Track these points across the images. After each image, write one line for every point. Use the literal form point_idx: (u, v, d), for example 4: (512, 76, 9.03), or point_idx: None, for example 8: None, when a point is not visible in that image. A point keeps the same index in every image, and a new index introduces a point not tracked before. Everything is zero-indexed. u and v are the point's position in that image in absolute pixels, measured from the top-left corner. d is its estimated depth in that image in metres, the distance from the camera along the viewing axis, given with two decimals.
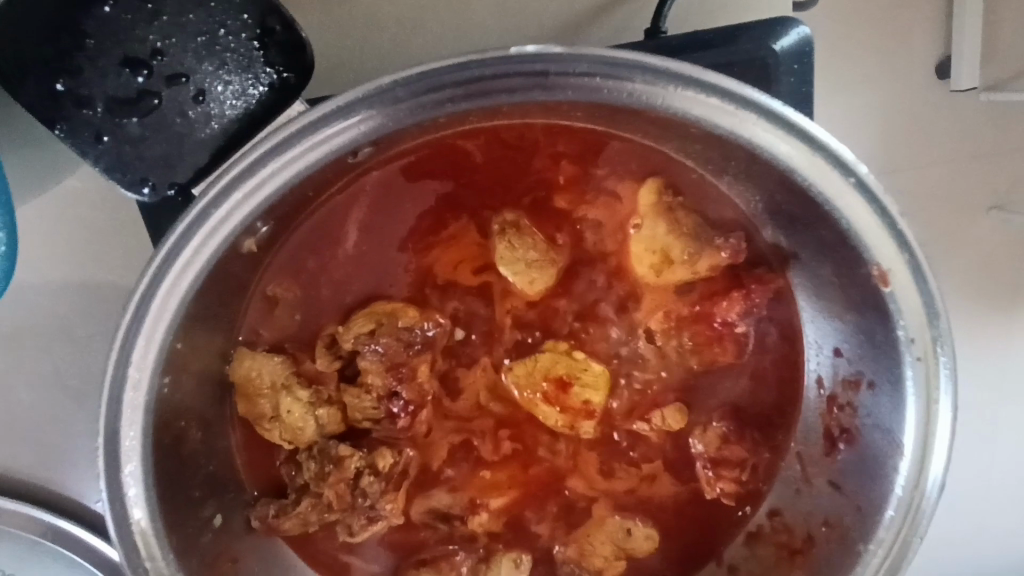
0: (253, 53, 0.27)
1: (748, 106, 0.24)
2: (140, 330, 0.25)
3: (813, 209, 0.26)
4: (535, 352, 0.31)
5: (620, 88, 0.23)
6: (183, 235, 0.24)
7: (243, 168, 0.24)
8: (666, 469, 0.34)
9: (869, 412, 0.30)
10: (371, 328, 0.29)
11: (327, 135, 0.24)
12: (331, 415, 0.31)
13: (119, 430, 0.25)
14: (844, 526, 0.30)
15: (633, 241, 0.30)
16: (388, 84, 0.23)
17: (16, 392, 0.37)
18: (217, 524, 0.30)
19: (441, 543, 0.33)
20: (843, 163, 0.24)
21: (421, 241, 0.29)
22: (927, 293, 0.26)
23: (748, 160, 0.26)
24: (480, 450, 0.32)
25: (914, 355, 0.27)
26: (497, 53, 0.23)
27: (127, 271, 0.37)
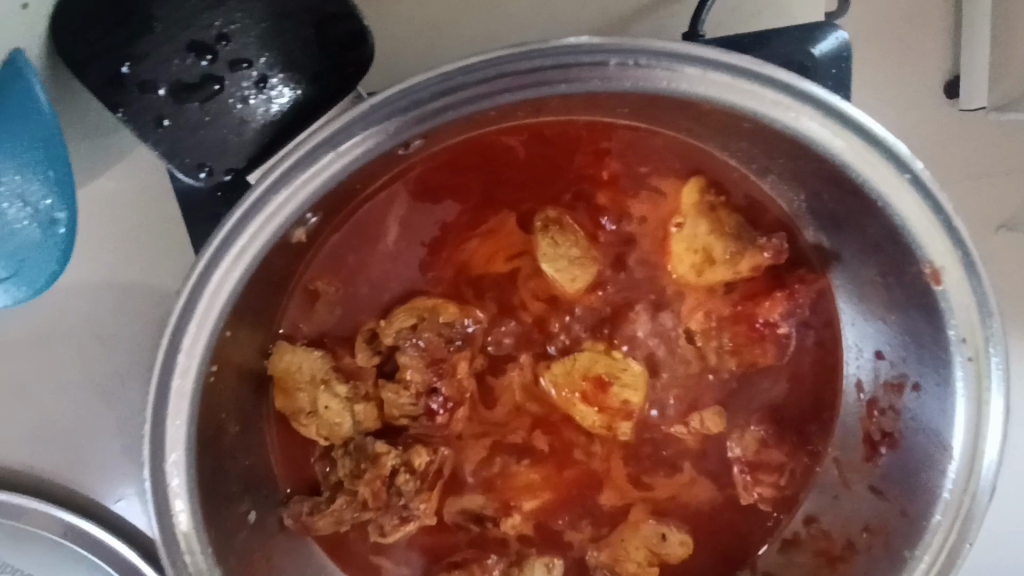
0: (313, 41, 0.28)
1: (805, 99, 0.24)
2: (192, 316, 0.25)
3: (863, 205, 0.27)
4: (574, 352, 0.31)
5: (677, 81, 0.24)
6: (239, 222, 0.24)
7: (302, 155, 0.24)
8: (700, 473, 0.33)
9: (914, 414, 0.30)
10: (413, 323, 0.30)
11: (384, 124, 0.24)
12: (368, 411, 0.30)
13: (165, 417, 0.25)
14: (889, 533, 0.30)
15: (675, 240, 0.30)
16: (447, 73, 0.23)
17: (49, 392, 0.37)
18: (251, 521, 0.30)
19: (472, 545, 0.33)
20: (898, 158, 0.24)
21: (460, 237, 0.29)
22: (979, 292, 0.26)
23: (800, 153, 0.26)
24: (516, 450, 0.32)
25: (965, 355, 0.27)
26: (557, 44, 0.23)
27: (161, 271, 0.37)
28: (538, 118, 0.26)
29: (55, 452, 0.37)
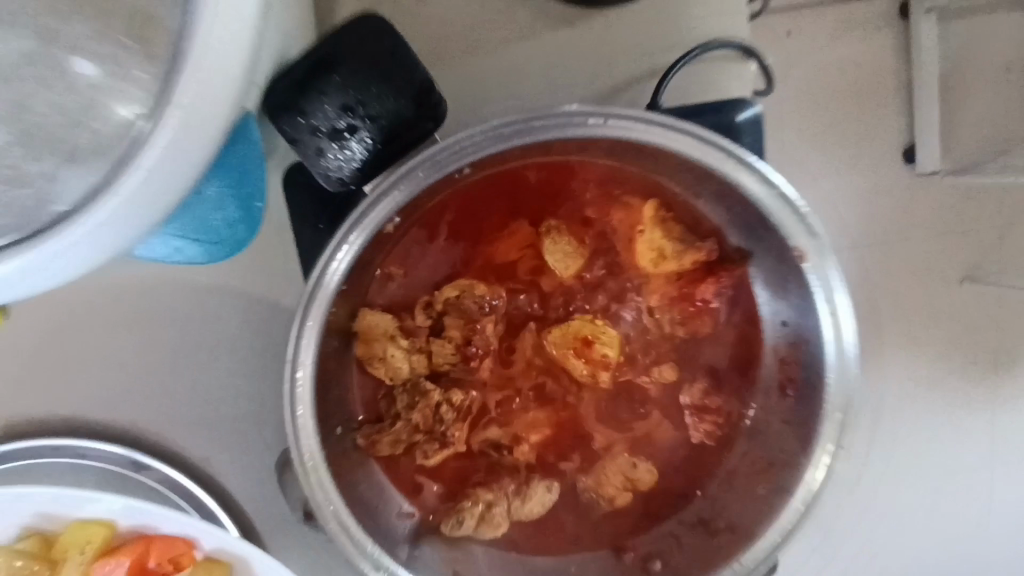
0: (385, 85, 0.31)
1: (733, 156, 0.31)
2: (327, 270, 0.31)
3: (767, 230, 0.33)
4: (567, 318, 0.35)
5: (630, 135, 0.30)
6: (345, 233, 0.31)
7: (391, 182, 0.31)
8: (664, 418, 0.37)
9: (804, 389, 0.34)
10: (457, 293, 0.34)
11: (424, 157, 0.30)
12: (421, 360, 0.35)
13: (298, 345, 0.31)
14: (771, 484, 0.35)
15: (638, 241, 0.35)
16: (477, 130, 0.30)
17: (112, 363, 0.40)
18: (338, 433, 0.35)
19: (485, 473, 0.37)
20: (791, 203, 0.31)
21: (485, 233, 0.35)
22: (836, 304, 0.32)
23: (722, 191, 0.32)
24: (525, 394, 0.36)
25: (830, 345, 0.32)
26: (562, 111, 0.30)
27: (204, 265, 0.39)
28: (533, 155, 0.33)
29: (127, 421, 0.41)
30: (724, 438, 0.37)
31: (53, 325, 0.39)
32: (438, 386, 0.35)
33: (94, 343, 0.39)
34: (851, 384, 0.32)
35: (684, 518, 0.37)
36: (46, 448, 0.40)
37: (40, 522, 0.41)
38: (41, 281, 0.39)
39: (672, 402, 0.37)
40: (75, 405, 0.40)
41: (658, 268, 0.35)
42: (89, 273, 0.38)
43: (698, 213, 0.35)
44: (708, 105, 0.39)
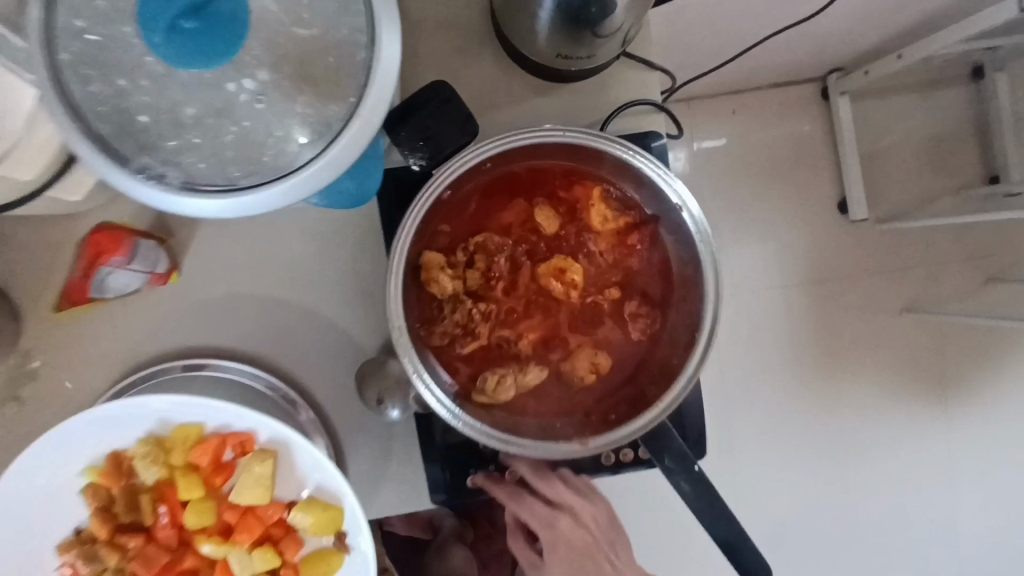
0: (447, 103, 0.53)
1: (641, 156, 0.52)
2: (409, 222, 0.52)
3: (663, 199, 0.55)
4: (549, 257, 0.57)
5: (582, 142, 0.52)
6: (422, 204, 0.52)
7: (446, 169, 0.52)
8: (614, 323, 0.58)
9: (696, 297, 0.55)
10: (482, 240, 0.56)
11: (463, 156, 0.52)
12: (459, 282, 0.55)
13: (391, 268, 0.52)
14: (683, 358, 0.55)
15: (592, 206, 0.56)
16: (490, 142, 0.52)
17: (256, 307, 0.64)
18: (411, 329, 0.54)
19: (500, 359, 0.57)
20: (676, 182, 0.53)
21: (497, 204, 0.56)
22: (709, 241, 0.53)
23: (637, 176, 0.54)
24: (524, 307, 0.57)
25: (709, 266, 0.54)
26: (537, 130, 0.51)
27: (328, 243, 0.64)
28: (524, 157, 0.55)
29: (264, 345, 0.65)
30: (655, 332, 0.57)
31: (220, 284, 0.64)
32: (469, 299, 0.56)
33: (249, 293, 0.64)
34: (721, 280, 0.53)
35: (634, 386, 0.57)
36: (196, 365, 0.63)
37: (155, 429, 0.56)
38: (219, 253, 0.63)
39: (621, 310, 0.58)
40: (232, 335, 0.64)
41: (604, 226, 0.56)
42: (251, 247, 0.63)
43: (628, 186, 0.56)
44: (633, 138, 0.64)
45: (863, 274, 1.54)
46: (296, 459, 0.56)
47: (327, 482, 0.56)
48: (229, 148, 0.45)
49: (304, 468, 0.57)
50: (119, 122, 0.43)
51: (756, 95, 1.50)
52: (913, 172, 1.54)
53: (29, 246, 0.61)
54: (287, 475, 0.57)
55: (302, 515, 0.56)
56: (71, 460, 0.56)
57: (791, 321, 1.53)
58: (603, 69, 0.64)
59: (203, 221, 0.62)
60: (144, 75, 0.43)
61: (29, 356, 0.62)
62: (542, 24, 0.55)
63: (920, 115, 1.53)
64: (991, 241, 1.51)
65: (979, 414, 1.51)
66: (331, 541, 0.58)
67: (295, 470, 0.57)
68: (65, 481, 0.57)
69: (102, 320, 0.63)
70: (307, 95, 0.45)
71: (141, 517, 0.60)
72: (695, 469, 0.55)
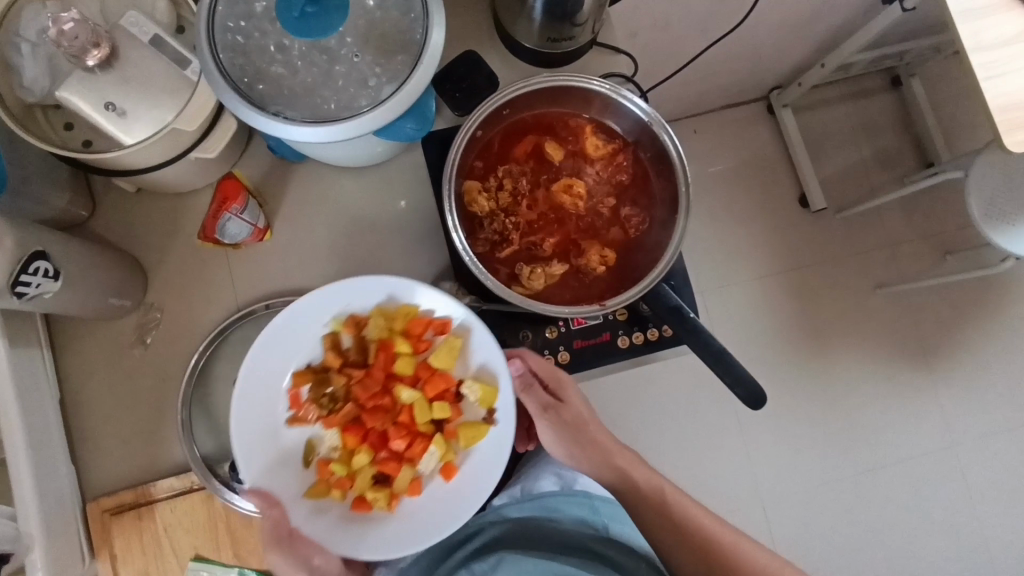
0: (471, 68, 0.76)
1: (616, 91, 0.70)
2: (454, 154, 0.69)
3: (638, 123, 0.72)
4: (559, 178, 0.75)
5: (572, 84, 0.70)
6: (463, 141, 0.70)
7: (477, 111, 0.70)
8: (614, 225, 0.75)
9: (673, 192, 0.71)
10: (507, 170, 0.74)
11: (487, 102, 0.70)
12: (493, 200, 0.73)
13: (445, 187, 0.69)
14: (669, 239, 0.70)
15: (587, 139, 0.75)
16: (505, 90, 0.69)
17: (332, 256, 0.81)
18: (462, 237, 0.70)
19: (529, 258, 0.74)
20: (643, 107, 0.70)
21: (515, 144, 0.75)
22: (676, 147, 0.70)
23: (616, 108, 0.72)
24: (544, 218, 0.74)
25: (679, 166, 0.70)
26: (537, 78, 0.69)
27: (385, 199, 0.82)
28: (532, 105, 0.74)
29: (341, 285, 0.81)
30: (646, 226, 0.73)
31: (305, 241, 0.81)
32: (502, 213, 0.73)
33: (325, 246, 0.81)
34: (689, 173, 0.70)
35: (635, 270, 0.72)
36: (288, 302, 0.79)
37: (386, 302, 0.72)
38: (301, 215, 0.81)
39: (618, 215, 0.75)
40: (316, 280, 0.81)
41: (597, 153, 0.75)
42: (326, 208, 0.81)
43: (610, 122, 0.75)
44: None
45: (831, 259, 1.70)
46: (474, 340, 0.71)
47: (491, 362, 0.71)
48: (323, 99, 0.64)
49: (479, 350, 0.72)
50: (247, 80, 0.62)
51: (707, 118, 1.73)
52: (856, 168, 1.75)
53: (154, 218, 0.79)
54: (466, 350, 0.72)
55: (470, 388, 0.71)
56: (316, 318, 0.72)
57: (779, 311, 1.66)
58: (578, 55, 0.85)
59: (287, 188, 0.80)
60: (270, 51, 0.63)
61: (153, 307, 0.78)
62: (537, 14, 0.76)
63: (854, 119, 1.76)
64: (938, 218, 1.69)
65: (958, 373, 1.64)
66: (484, 412, 0.72)
67: (466, 348, 0.72)
68: (304, 331, 0.72)
69: (210, 271, 0.79)
70: (383, 59, 0.64)
71: (363, 360, 0.73)
72: (688, 318, 0.69)
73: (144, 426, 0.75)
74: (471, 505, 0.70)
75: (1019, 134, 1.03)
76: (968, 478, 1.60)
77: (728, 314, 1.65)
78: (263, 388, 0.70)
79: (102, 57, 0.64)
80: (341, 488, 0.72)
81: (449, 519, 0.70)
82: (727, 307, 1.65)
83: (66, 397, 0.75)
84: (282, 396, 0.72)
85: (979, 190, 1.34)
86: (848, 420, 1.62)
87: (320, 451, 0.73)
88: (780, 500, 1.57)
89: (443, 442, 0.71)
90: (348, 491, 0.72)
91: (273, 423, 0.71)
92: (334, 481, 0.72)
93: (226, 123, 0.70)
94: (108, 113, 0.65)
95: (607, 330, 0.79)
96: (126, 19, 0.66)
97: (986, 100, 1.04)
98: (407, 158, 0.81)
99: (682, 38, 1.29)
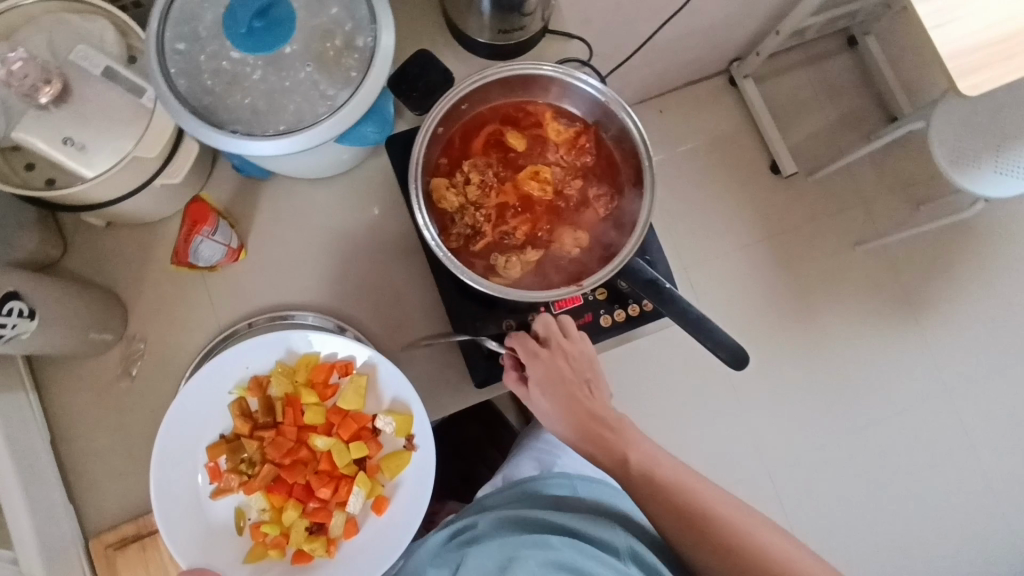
0: (427, 65, 0.76)
1: (570, 74, 0.71)
2: (416, 154, 0.70)
3: (596, 103, 0.73)
4: (524, 167, 0.75)
5: (525, 71, 0.71)
6: (424, 139, 0.70)
7: (435, 108, 0.70)
8: (584, 207, 0.75)
9: (638, 168, 0.72)
10: (471, 164, 0.75)
11: (444, 97, 0.70)
12: (460, 194, 0.74)
13: (411, 187, 0.69)
14: (639, 214, 0.71)
15: (548, 126, 0.76)
16: (460, 83, 0.70)
17: (309, 268, 0.81)
18: (434, 233, 0.71)
19: (503, 248, 0.74)
20: (598, 87, 0.71)
21: (477, 137, 0.76)
22: (636, 124, 0.71)
23: (573, 91, 0.73)
24: (514, 208, 0.75)
25: (642, 141, 0.71)
26: (491, 68, 0.70)
27: (356, 206, 0.82)
28: (490, 96, 0.74)
29: (321, 296, 0.81)
30: (616, 204, 0.74)
31: (280, 256, 0.81)
32: (471, 206, 0.74)
33: (301, 258, 0.81)
34: (651, 146, 0.71)
35: (608, 249, 0.73)
36: (271, 317, 0.79)
37: (286, 358, 0.75)
38: (274, 231, 0.81)
39: (587, 196, 0.75)
40: (296, 293, 0.81)
41: (560, 137, 0.76)
42: (297, 221, 0.81)
43: (570, 105, 0.75)
44: None
45: (807, 221, 1.72)
46: (382, 377, 0.74)
47: (403, 395, 0.74)
48: (280, 111, 0.64)
49: (388, 385, 0.75)
50: (204, 101, 0.63)
51: (672, 96, 1.75)
52: (822, 130, 1.77)
53: (128, 250, 0.79)
54: (373, 387, 0.75)
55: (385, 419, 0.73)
56: (222, 393, 0.74)
57: (760, 278, 1.68)
58: (531, 44, 0.86)
59: (257, 205, 0.81)
60: (224, 71, 0.64)
61: (135, 339, 0.78)
62: (484, 7, 0.77)
63: (815, 82, 1.78)
64: (909, 170, 1.71)
65: (945, 321, 1.67)
66: (404, 441, 0.75)
67: (375, 388, 0.75)
68: (211, 404, 0.73)
69: (189, 296, 0.79)
70: (336, 68, 0.65)
71: (272, 420, 0.76)
72: (664, 289, 0.69)
73: (138, 458, 0.75)
74: (401, 539, 0.72)
75: (971, 77, 1.05)
76: (965, 422, 1.63)
77: (711, 287, 1.67)
78: (185, 461, 0.73)
79: (54, 94, 0.64)
80: (278, 547, 0.74)
81: (394, 545, 0.73)
82: (708, 281, 1.67)
83: (57, 437, 0.74)
84: (200, 470, 0.74)
85: (943, 138, 1.36)
86: (842, 378, 1.64)
87: (249, 516, 0.75)
88: (782, 463, 1.59)
89: (368, 480, 0.75)
90: (286, 548, 0.75)
91: (195, 497, 0.73)
92: (269, 542, 0.75)
93: (187, 148, 0.71)
94: (67, 148, 0.65)
95: (588, 311, 0.79)
96: (75, 53, 0.66)
97: (937, 48, 1.06)
98: (374, 164, 0.82)
99: (635, 20, 1.30)
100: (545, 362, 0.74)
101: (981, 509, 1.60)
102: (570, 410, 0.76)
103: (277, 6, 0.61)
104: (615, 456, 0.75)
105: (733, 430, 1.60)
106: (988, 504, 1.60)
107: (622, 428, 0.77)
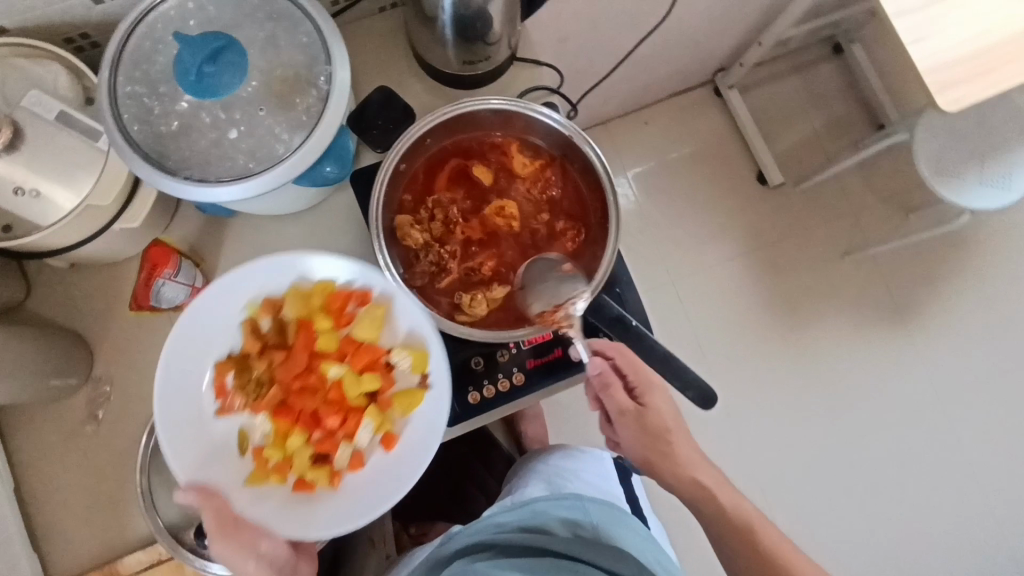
0: (390, 102, 0.75)
1: (532, 109, 0.70)
2: (376, 193, 0.69)
3: (560, 137, 0.73)
4: (489, 201, 0.74)
5: (486, 107, 0.70)
6: (385, 178, 0.69)
7: (397, 147, 0.69)
8: (550, 240, 0.74)
9: (603, 202, 0.72)
10: (436, 201, 0.74)
11: (404, 136, 0.69)
12: (424, 231, 0.73)
13: (371, 228, 0.68)
14: (604, 250, 0.70)
15: (513, 159, 0.75)
16: (421, 123, 0.69)
17: None
18: (398, 273, 0.70)
19: (469, 284, 0.73)
20: (560, 121, 0.70)
21: (441, 173, 0.75)
22: (599, 159, 0.70)
23: (537, 125, 0.72)
24: (479, 243, 0.74)
25: (606, 175, 0.70)
26: (451, 106, 0.69)
27: (323, 241, 0.81)
28: (453, 131, 0.73)
29: None
30: (582, 237, 0.73)
31: None
32: (435, 242, 0.73)
33: None
34: (616, 180, 0.70)
35: (575, 284, 0.72)
36: None
37: (298, 281, 0.68)
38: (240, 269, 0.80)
39: (554, 229, 0.75)
40: None
41: (526, 170, 0.75)
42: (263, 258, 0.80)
43: (535, 137, 0.74)
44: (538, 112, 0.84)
45: (794, 232, 1.70)
46: (398, 308, 0.67)
47: (418, 326, 0.67)
48: (238, 152, 0.63)
49: (403, 316, 0.68)
50: (158, 147, 0.62)
51: (657, 108, 1.74)
52: (808, 139, 1.76)
53: (93, 291, 0.77)
54: (391, 316, 0.68)
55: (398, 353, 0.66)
56: (229, 312, 0.68)
57: (748, 290, 1.67)
58: (500, 72, 0.85)
59: (223, 243, 0.80)
60: (178, 116, 0.63)
61: (102, 381, 0.76)
62: (448, 39, 0.76)
63: (799, 91, 1.77)
64: (897, 178, 1.70)
65: (936, 330, 1.65)
66: (417, 379, 0.68)
67: (393, 317, 0.68)
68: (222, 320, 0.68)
69: (154, 337, 0.78)
70: (292, 106, 0.64)
71: (284, 342, 0.69)
72: (631, 326, 0.69)
73: (104, 505, 0.74)
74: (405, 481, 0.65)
75: (951, 92, 1.04)
76: (957, 432, 1.61)
77: (698, 302, 1.66)
78: (187, 381, 0.66)
79: (5, 141, 0.61)
80: (280, 475, 0.67)
81: (397, 488, 0.65)
82: (695, 296, 1.66)
83: (21, 484, 0.73)
84: (206, 386, 0.68)
85: (927, 149, 1.35)
86: (832, 391, 1.63)
87: (253, 439, 0.68)
88: (772, 478, 1.58)
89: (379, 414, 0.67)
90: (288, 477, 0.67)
91: (199, 414, 0.67)
92: (271, 470, 0.67)
93: (144, 192, 0.70)
94: (18, 197, 0.64)
95: (558, 345, 0.77)
96: (28, 99, 0.64)
97: (914, 63, 1.05)
98: (340, 198, 0.81)
99: (613, 38, 1.29)
100: (641, 377, 0.78)
101: (975, 522, 1.58)
102: (653, 425, 0.78)
103: (229, 50, 0.60)
104: (691, 480, 0.78)
105: (722, 446, 1.58)
106: (981, 516, 1.59)
107: (699, 460, 0.80)
